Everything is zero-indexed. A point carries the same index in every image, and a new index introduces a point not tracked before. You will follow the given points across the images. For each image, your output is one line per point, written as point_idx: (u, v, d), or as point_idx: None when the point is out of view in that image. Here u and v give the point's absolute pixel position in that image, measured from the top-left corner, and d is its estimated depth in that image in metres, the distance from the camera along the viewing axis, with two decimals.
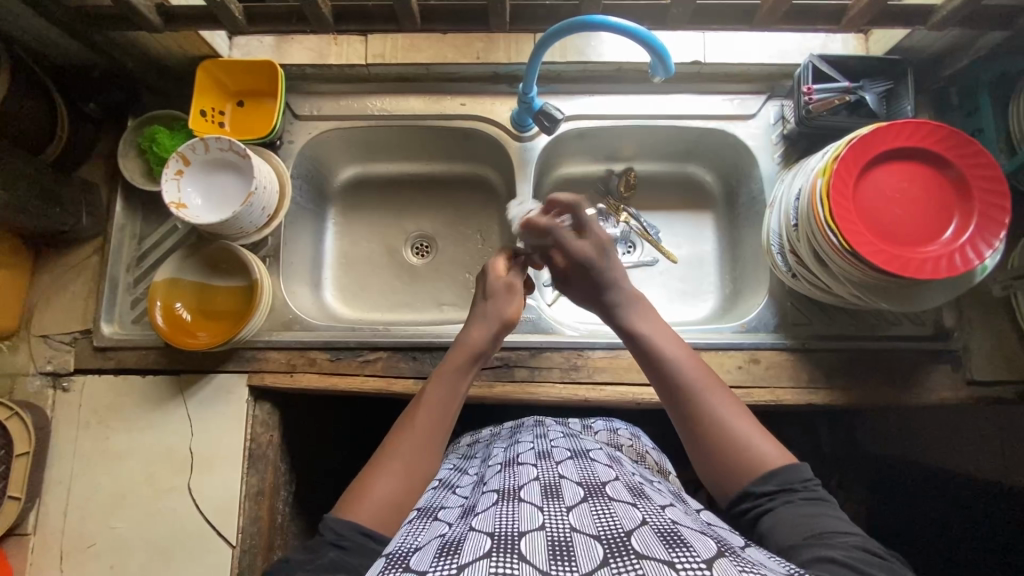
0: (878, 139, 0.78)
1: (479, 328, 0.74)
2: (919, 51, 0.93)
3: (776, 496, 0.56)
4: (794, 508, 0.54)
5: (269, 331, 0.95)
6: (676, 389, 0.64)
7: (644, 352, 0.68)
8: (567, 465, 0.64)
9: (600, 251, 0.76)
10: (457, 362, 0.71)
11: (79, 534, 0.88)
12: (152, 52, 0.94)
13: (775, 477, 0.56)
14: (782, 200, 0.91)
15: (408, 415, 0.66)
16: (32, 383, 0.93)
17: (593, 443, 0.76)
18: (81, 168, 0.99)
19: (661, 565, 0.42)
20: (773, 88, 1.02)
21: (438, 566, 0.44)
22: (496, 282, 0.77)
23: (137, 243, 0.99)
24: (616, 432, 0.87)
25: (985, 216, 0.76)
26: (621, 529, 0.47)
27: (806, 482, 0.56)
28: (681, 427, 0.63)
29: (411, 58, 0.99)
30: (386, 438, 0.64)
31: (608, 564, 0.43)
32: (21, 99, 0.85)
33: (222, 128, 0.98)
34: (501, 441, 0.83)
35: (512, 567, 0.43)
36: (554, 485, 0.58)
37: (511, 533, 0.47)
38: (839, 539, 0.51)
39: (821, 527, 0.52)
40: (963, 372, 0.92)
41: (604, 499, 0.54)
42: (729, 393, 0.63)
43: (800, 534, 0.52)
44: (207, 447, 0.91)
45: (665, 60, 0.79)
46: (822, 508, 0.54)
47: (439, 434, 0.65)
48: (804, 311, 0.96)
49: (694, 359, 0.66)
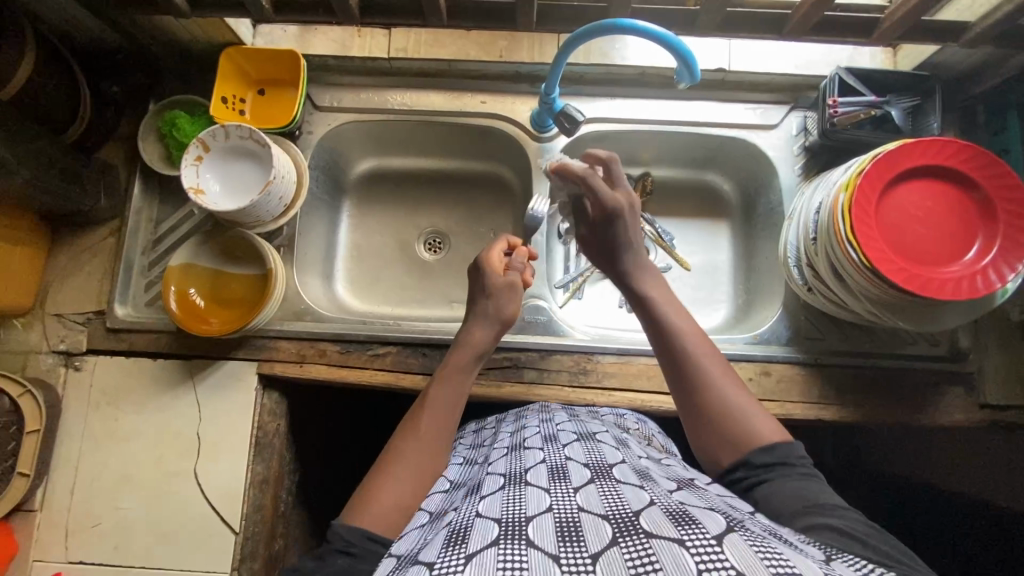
0: (903, 155, 0.77)
1: (483, 328, 0.75)
2: (948, 67, 0.92)
3: (772, 468, 0.55)
4: (790, 480, 0.54)
5: (281, 321, 0.95)
6: (676, 355, 0.64)
7: (648, 320, 0.68)
8: (574, 447, 0.65)
9: (629, 206, 0.77)
10: (461, 362, 0.72)
11: (85, 513, 0.89)
12: (176, 36, 0.94)
13: (773, 450, 0.56)
14: (801, 214, 0.90)
15: (410, 422, 0.66)
16: (45, 360, 0.93)
17: (599, 426, 0.77)
18: (102, 149, 1.00)
19: (670, 543, 0.42)
20: (798, 99, 1.01)
21: (446, 556, 0.44)
22: (498, 278, 0.78)
23: (154, 226, 0.99)
24: (622, 419, 0.86)
25: (1010, 240, 0.75)
26: (628, 509, 0.47)
27: (802, 459, 0.56)
28: (679, 393, 0.63)
29: (434, 54, 0.99)
30: (389, 442, 0.65)
31: (618, 544, 0.43)
32: (47, 78, 0.85)
33: (243, 115, 0.98)
34: (507, 424, 0.84)
35: (521, 553, 0.43)
36: (560, 468, 0.58)
37: (519, 519, 0.48)
38: (837, 511, 0.50)
39: (819, 499, 0.52)
40: (975, 395, 0.92)
41: (611, 480, 0.54)
42: (727, 364, 0.63)
43: (797, 503, 0.52)
44: (214, 433, 0.91)
45: (691, 65, 0.79)
46: (817, 483, 0.54)
47: (445, 433, 0.66)
48: (817, 325, 0.95)
49: (697, 332, 0.65)
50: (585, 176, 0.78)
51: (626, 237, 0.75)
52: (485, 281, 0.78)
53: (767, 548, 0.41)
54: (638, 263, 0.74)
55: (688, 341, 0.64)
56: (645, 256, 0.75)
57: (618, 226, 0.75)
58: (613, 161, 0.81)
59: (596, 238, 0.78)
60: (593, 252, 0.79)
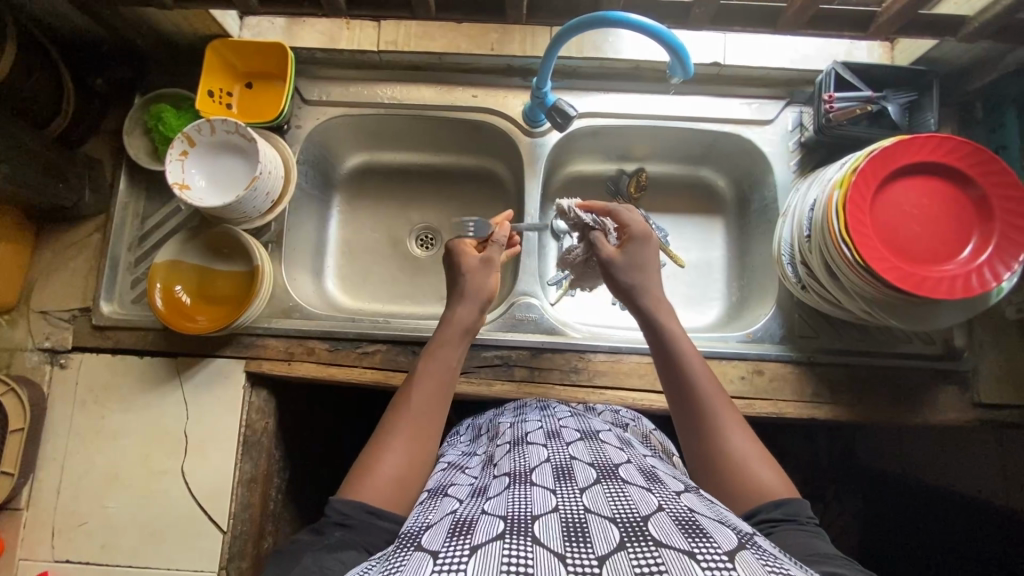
0: (897, 154, 0.76)
1: (467, 307, 0.75)
2: (946, 62, 0.90)
3: (780, 525, 0.54)
4: (796, 533, 0.53)
5: (269, 318, 0.94)
6: (685, 392, 0.65)
7: (660, 350, 0.70)
8: (578, 446, 0.64)
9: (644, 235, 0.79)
10: (446, 337, 0.72)
11: (71, 513, 0.88)
12: (162, 29, 0.93)
13: (782, 505, 0.55)
14: (795, 209, 0.89)
15: (400, 399, 0.66)
16: (30, 358, 0.92)
17: (603, 424, 0.76)
18: (87, 144, 0.98)
19: (681, 554, 0.41)
20: (793, 94, 0.99)
21: (450, 546, 0.43)
22: (473, 260, 0.79)
23: (139, 222, 0.98)
24: (618, 415, 0.86)
25: (1006, 238, 0.74)
26: (637, 513, 0.46)
27: (809, 519, 0.55)
28: (682, 420, 0.64)
29: (424, 47, 0.97)
30: (383, 419, 0.65)
31: (626, 548, 0.42)
32: (29, 70, 0.84)
33: (230, 109, 0.96)
34: (507, 415, 0.83)
35: (526, 550, 0.42)
36: (566, 468, 0.57)
37: (524, 517, 0.47)
38: (843, 562, 0.49)
39: (826, 551, 0.51)
40: (969, 394, 0.91)
41: (618, 481, 0.53)
42: (736, 411, 0.64)
43: (804, 553, 0.50)
44: (202, 431, 0.90)
45: (684, 60, 0.77)
46: (822, 539, 0.53)
47: (437, 405, 0.66)
48: (812, 323, 0.94)
49: (704, 366, 0.67)
50: (611, 208, 0.83)
51: (644, 260, 0.77)
52: (457, 265, 0.79)
53: (778, 568, 0.41)
54: (654, 296, 0.75)
55: (698, 382, 0.65)
56: (660, 290, 0.76)
57: (643, 246, 0.78)
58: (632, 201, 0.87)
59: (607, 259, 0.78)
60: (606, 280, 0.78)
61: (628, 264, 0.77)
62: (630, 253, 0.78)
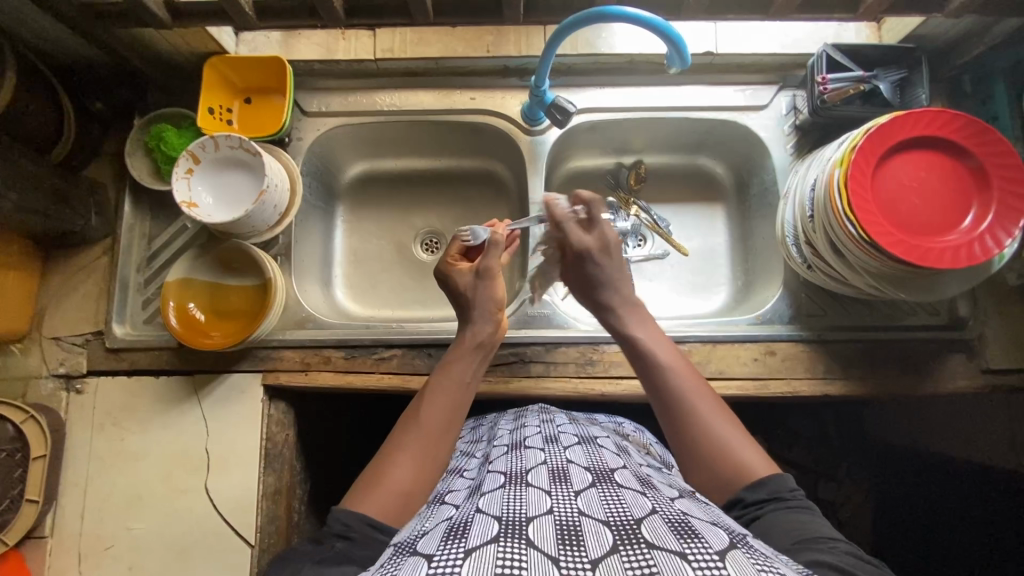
0: (895, 129, 0.77)
1: (479, 323, 0.78)
2: (933, 38, 0.92)
3: (766, 506, 0.56)
4: (782, 514, 0.55)
5: (283, 330, 0.94)
6: (675, 404, 0.65)
7: (643, 363, 0.70)
8: (575, 450, 0.65)
9: (604, 248, 0.79)
10: (461, 351, 0.75)
11: (97, 536, 0.88)
12: (159, 51, 0.93)
13: (765, 485, 0.58)
14: (795, 191, 0.90)
15: (411, 413, 0.68)
16: (46, 385, 0.92)
17: (601, 432, 0.77)
18: (89, 168, 0.98)
19: (673, 556, 0.43)
20: (785, 79, 1.01)
21: (445, 549, 0.45)
22: (463, 278, 0.80)
23: (147, 242, 0.98)
24: (620, 426, 0.88)
25: (1006, 206, 0.76)
26: (630, 516, 0.48)
27: (794, 491, 0.58)
28: (674, 434, 0.64)
29: (420, 53, 0.98)
30: (394, 433, 0.67)
31: (618, 551, 0.43)
32: (29, 98, 0.84)
33: (231, 125, 0.97)
34: (506, 422, 0.85)
35: (521, 553, 0.43)
36: (562, 470, 0.59)
37: (520, 518, 0.48)
38: (827, 543, 0.51)
39: (811, 532, 0.53)
40: (978, 361, 0.92)
41: (613, 485, 0.55)
42: (728, 410, 0.65)
43: (790, 539, 0.52)
44: (222, 447, 0.90)
45: (682, 50, 0.78)
46: (809, 516, 0.55)
47: (447, 420, 0.68)
48: (818, 302, 0.96)
49: (695, 375, 0.67)
50: (558, 221, 0.81)
51: (616, 278, 0.78)
52: (453, 285, 0.81)
53: (767, 565, 0.43)
54: (627, 312, 0.76)
55: (687, 389, 0.65)
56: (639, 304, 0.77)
57: (591, 267, 0.79)
58: (594, 203, 0.79)
59: (573, 274, 0.82)
60: (572, 287, 0.83)
61: (586, 284, 0.80)
62: (582, 271, 0.80)
